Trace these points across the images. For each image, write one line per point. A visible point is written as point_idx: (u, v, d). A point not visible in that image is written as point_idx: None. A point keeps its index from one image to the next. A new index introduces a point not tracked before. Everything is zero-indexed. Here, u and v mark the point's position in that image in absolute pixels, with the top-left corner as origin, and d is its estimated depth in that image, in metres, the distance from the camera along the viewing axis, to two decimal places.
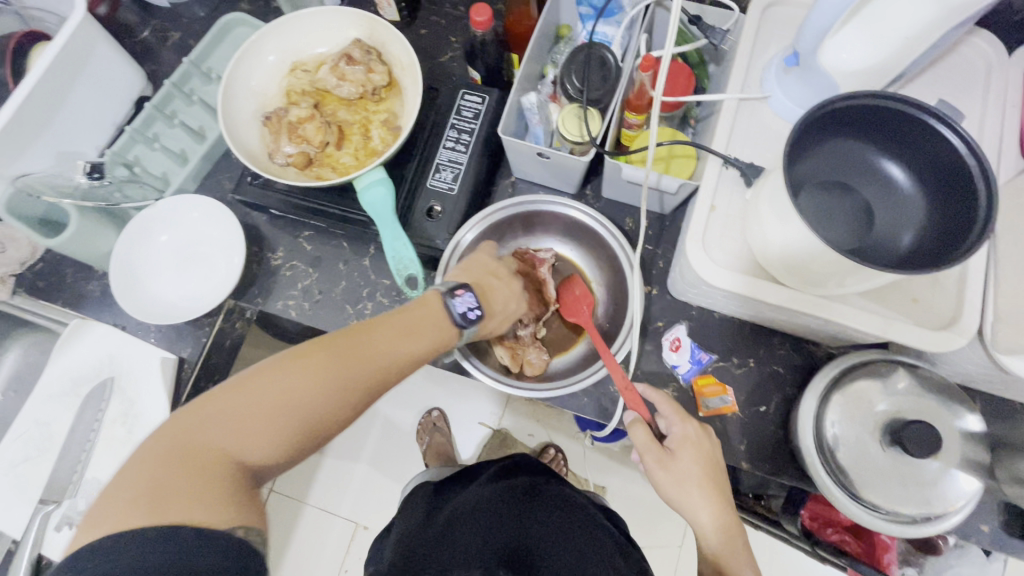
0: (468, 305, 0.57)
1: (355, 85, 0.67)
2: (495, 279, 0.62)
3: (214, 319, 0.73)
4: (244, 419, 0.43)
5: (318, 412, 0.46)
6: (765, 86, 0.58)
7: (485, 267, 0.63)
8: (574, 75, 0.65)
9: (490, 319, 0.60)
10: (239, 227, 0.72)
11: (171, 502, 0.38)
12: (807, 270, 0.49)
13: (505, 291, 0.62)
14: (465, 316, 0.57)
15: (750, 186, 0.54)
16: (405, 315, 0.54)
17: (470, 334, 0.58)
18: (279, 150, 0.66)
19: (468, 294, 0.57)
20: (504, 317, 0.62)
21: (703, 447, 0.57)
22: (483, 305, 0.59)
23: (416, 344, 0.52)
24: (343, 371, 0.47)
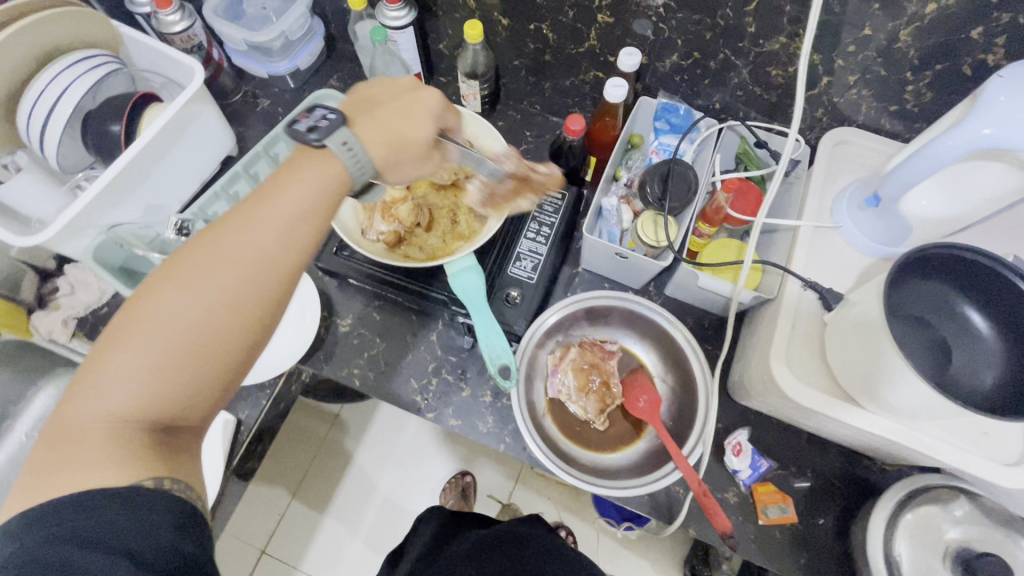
0: (315, 119, 0.45)
1: (448, 172, 0.71)
2: (371, 92, 0.51)
3: (277, 381, 0.73)
4: (115, 360, 0.38)
5: (199, 326, 0.39)
6: (836, 217, 0.63)
7: (354, 100, 0.51)
8: (653, 184, 0.71)
9: (367, 124, 0.47)
10: (314, 291, 0.73)
11: (64, 472, 0.38)
12: (888, 399, 0.52)
13: (381, 100, 0.51)
14: (322, 125, 0.45)
15: (830, 310, 0.58)
16: (271, 176, 0.44)
17: (351, 146, 0.45)
18: (372, 226, 0.69)
19: (311, 109, 0.46)
20: (398, 125, 0.49)
21: None
22: (350, 120, 0.48)
23: (297, 209, 0.42)
24: (211, 275, 0.39)
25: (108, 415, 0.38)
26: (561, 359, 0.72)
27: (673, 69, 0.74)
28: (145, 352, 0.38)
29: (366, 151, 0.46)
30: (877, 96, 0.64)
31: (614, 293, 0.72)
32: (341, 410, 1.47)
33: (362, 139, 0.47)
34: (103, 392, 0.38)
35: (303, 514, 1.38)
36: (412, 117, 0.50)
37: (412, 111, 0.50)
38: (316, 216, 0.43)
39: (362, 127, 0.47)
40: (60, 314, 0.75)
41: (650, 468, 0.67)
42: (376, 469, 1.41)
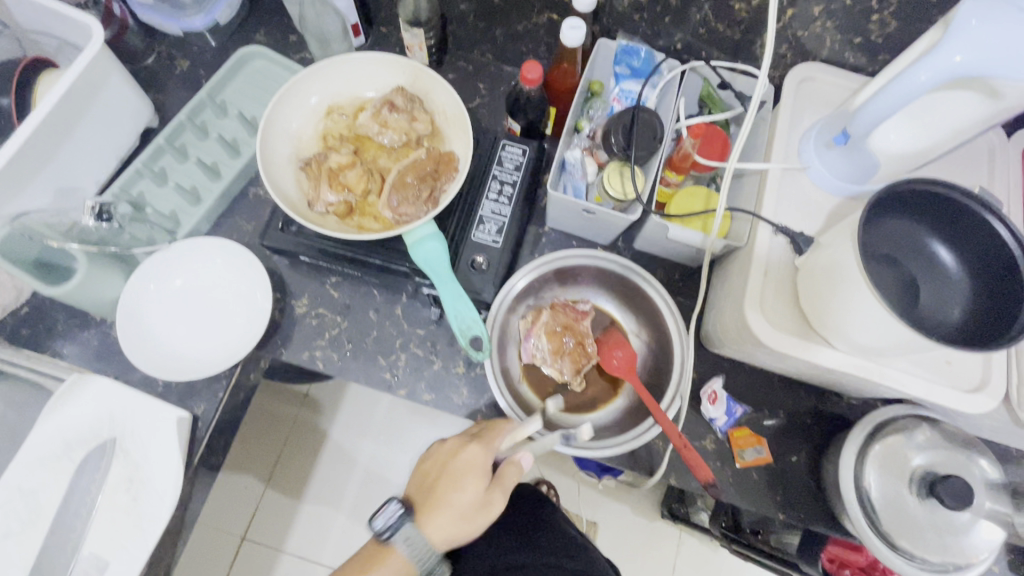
0: (388, 518, 0.61)
1: (398, 133, 0.66)
2: (427, 467, 0.65)
3: (232, 371, 0.69)
4: None
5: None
6: (803, 157, 0.61)
7: (443, 456, 0.64)
8: (618, 134, 0.67)
9: (436, 513, 0.60)
10: (264, 273, 0.67)
11: None
12: (859, 338, 0.52)
13: (441, 465, 0.63)
14: (388, 527, 0.61)
15: (800, 254, 0.57)
16: (412, 498, 0.63)
17: (408, 537, 0.60)
18: (319, 198, 0.63)
19: (386, 508, 0.62)
20: (459, 485, 0.61)
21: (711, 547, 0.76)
22: (415, 504, 0.63)
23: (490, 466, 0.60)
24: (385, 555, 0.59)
25: None
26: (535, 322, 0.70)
27: (631, 8, 0.69)
28: None
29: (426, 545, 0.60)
30: (841, 29, 0.62)
31: (583, 252, 0.70)
32: (309, 390, 1.42)
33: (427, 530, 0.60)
34: None
35: (281, 497, 1.35)
36: (468, 491, 0.60)
37: (456, 474, 0.61)
38: None
39: (428, 530, 0.60)
40: None
41: (628, 427, 0.66)
42: (350, 445, 1.39)
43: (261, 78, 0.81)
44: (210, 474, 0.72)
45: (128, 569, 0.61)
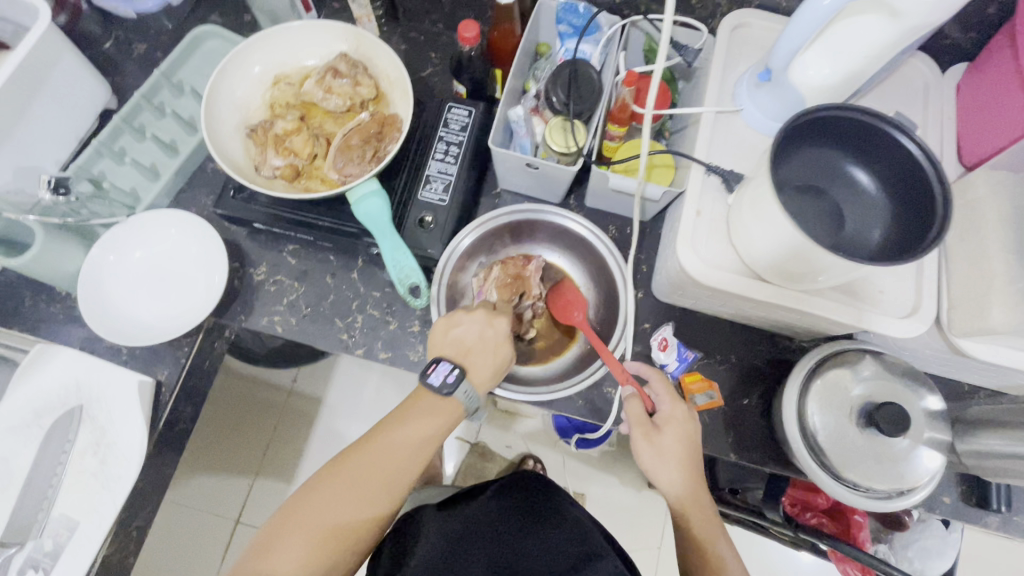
0: (444, 375, 0.60)
1: (342, 97, 0.67)
2: (458, 332, 0.62)
3: (194, 338, 0.71)
4: (288, 545, 0.52)
5: (343, 518, 0.54)
6: (738, 100, 0.62)
7: (480, 334, 0.63)
8: (558, 91, 0.68)
9: (481, 362, 0.62)
10: (220, 243, 0.69)
11: (279, 552, 0.52)
12: (788, 266, 0.53)
13: (476, 336, 0.63)
14: (447, 383, 0.60)
15: (731, 192, 0.59)
16: (448, 355, 0.61)
17: (468, 389, 0.61)
18: (266, 163, 0.66)
19: (440, 366, 0.60)
20: (492, 351, 0.63)
21: (687, 428, 0.60)
22: (462, 361, 0.61)
23: (408, 446, 0.58)
24: (376, 468, 0.56)
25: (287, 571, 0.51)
26: (483, 278, 0.71)
27: None
28: (314, 548, 0.52)
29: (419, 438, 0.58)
30: None
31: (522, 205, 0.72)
32: (297, 374, 1.42)
33: (414, 424, 0.59)
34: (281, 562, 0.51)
35: (272, 482, 1.35)
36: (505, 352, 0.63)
37: (435, 409, 0.60)
38: (417, 456, 0.58)
39: (415, 424, 0.59)
40: None
41: (576, 373, 0.69)
42: (339, 427, 1.39)
43: (217, 57, 0.83)
44: (179, 441, 0.73)
45: (98, 528, 0.63)
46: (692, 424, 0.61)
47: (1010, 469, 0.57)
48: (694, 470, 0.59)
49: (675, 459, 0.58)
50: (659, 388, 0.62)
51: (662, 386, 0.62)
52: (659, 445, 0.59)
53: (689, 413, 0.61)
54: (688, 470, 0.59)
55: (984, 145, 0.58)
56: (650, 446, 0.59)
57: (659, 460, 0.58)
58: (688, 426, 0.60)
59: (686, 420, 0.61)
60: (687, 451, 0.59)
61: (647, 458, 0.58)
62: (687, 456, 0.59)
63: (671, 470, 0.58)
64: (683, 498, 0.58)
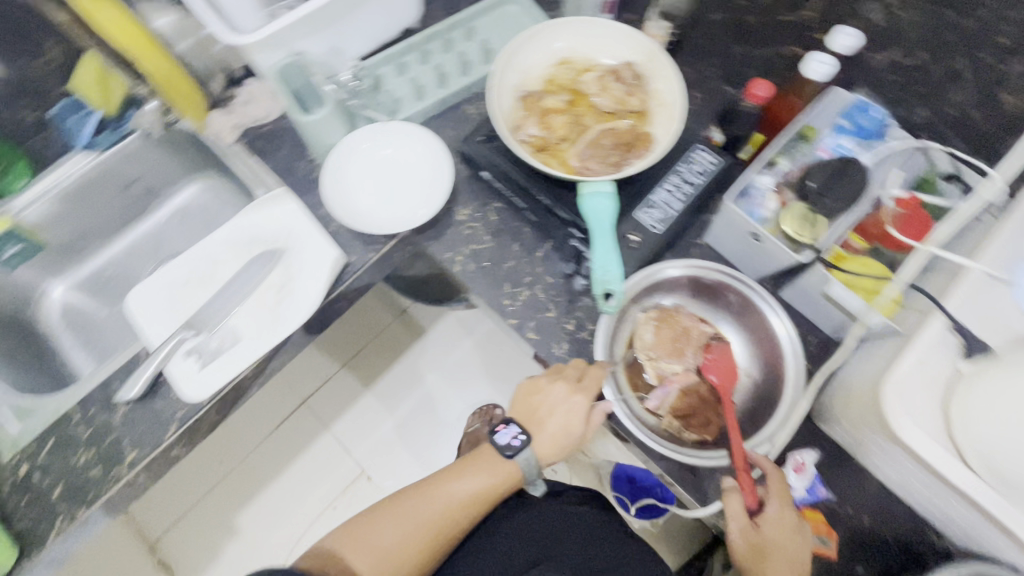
0: (512, 436, 0.68)
1: (613, 100, 0.72)
2: (535, 399, 0.69)
3: (388, 241, 0.78)
4: (380, 527, 0.63)
5: (424, 520, 0.64)
6: (1017, 272, 0.56)
7: (571, 407, 0.66)
8: (818, 178, 0.66)
9: (541, 432, 0.67)
10: (452, 177, 0.76)
11: (372, 531, 0.63)
12: (1009, 470, 0.48)
13: (550, 405, 0.67)
14: (512, 445, 0.67)
15: (969, 359, 0.54)
16: (519, 418, 0.70)
17: (528, 458, 0.67)
18: (525, 127, 0.72)
19: (510, 426, 0.68)
20: (569, 422, 0.67)
21: (791, 534, 0.58)
22: (528, 429, 0.68)
23: (472, 489, 0.66)
24: (450, 498, 0.65)
25: (381, 546, 0.62)
26: (650, 316, 0.72)
27: None
28: (404, 537, 0.63)
29: (486, 481, 0.66)
30: None
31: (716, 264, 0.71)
32: (408, 307, 1.50)
33: (486, 466, 0.67)
34: (376, 538, 0.62)
35: (347, 387, 1.45)
36: (574, 420, 0.66)
37: (497, 461, 0.68)
38: (482, 496, 0.66)
39: (480, 468, 0.67)
40: (232, 120, 0.84)
41: (697, 446, 0.67)
42: (420, 370, 1.46)
43: (510, 20, 0.91)
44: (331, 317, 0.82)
45: (252, 352, 0.72)
46: (799, 534, 0.59)
47: None
48: None
49: (777, 565, 0.57)
50: (772, 485, 0.61)
51: (776, 481, 0.61)
52: (763, 547, 0.58)
53: (794, 518, 0.59)
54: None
55: None
56: (748, 545, 0.58)
57: (753, 560, 0.58)
58: (792, 535, 0.58)
59: (792, 529, 0.59)
60: (790, 562, 0.57)
61: (749, 562, 0.58)
62: (789, 566, 0.57)
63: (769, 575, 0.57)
64: None
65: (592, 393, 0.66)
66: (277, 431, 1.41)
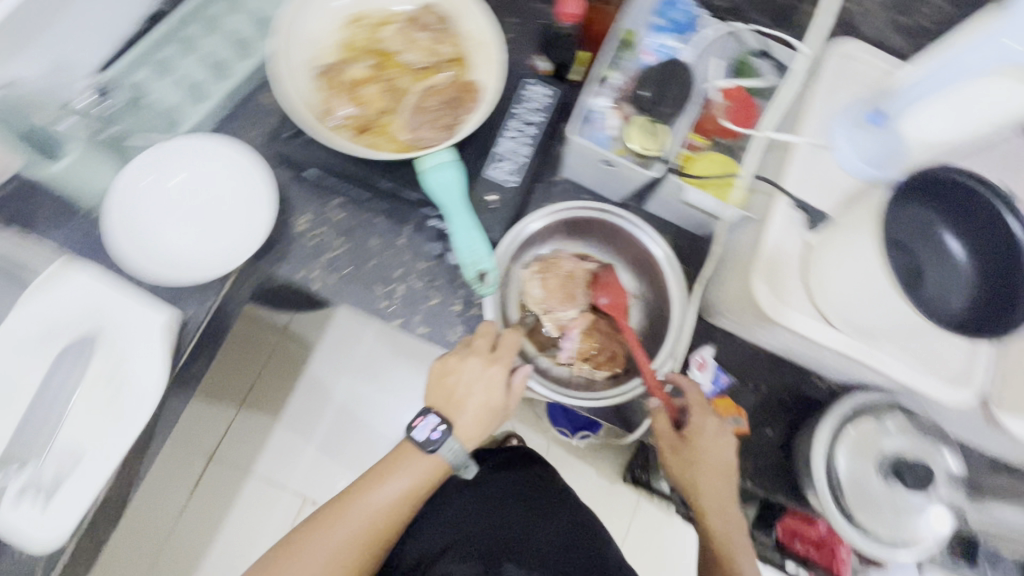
0: (431, 428, 0.62)
1: (423, 53, 0.64)
2: (450, 381, 0.63)
3: (225, 281, 0.67)
4: (303, 557, 0.58)
5: (351, 535, 0.60)
6: (833, 135, 0.60)
7: (486, 381, 0.62)
8: (649, 86, 0.66)
9: (465, 415, 0.63)
10: (274, 190, 0.65)
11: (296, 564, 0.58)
12: (864, 315, 0.53)
13: (466, 384, 0.62)
14: (433, 438, 0.62)
15: (814, 230, 0.58)
16: (435, 405, 0.64)
17: (453, 448, 0.62)
18: (333, 110, 0.62)
19: (429, 418, 0.63)
20: (488, 397, 0.63)
21: (715, 446, 0.61)
22: (448, 417, 0.63)
23: (396, 494, 0.61)
24: (376, 507, 0.61)
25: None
26: (532, 271, 0.70)
27: None
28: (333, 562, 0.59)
29: (411, 482, 0.62)
30: None
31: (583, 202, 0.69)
32: (290, 320, 1.36)
33: (410, 467, 0.62)
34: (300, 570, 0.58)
35: (254, 424, 1.32)
36: (495, 395, 0.63)
37: (419, 458, 0.62)
38: (411, 498, 0.62)
39: (404, 469, 0.62)
40: None
41: (611, 380, 0.68)
42: (328, 379, 1.36)
43: None
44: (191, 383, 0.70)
45: (104, 462, 0.60)
46: (724, 446, 0.61)
47: None
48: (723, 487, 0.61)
49: (703, 475, 0.60)
50: (695, 405, 0.63)
51: (698, 400, 0.63)
52: (693, 455, 0.61)
53: (720, 432, 0.62)
54: (715, 485, 0.61)
55: None
56: (676, 459, 0.62)
57: (684, 468, 0.62)
58: (719, 442, 0.61)
59: (717, 436, 0.61)
60: (716, 465, 0.60)
61: (681, 471, 0.62)
62: (717, 474, 0.60)
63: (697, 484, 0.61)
64: (711, 510, 0.61)
65: (508, 363, 0.63)
66: (193, 497, 1.28)
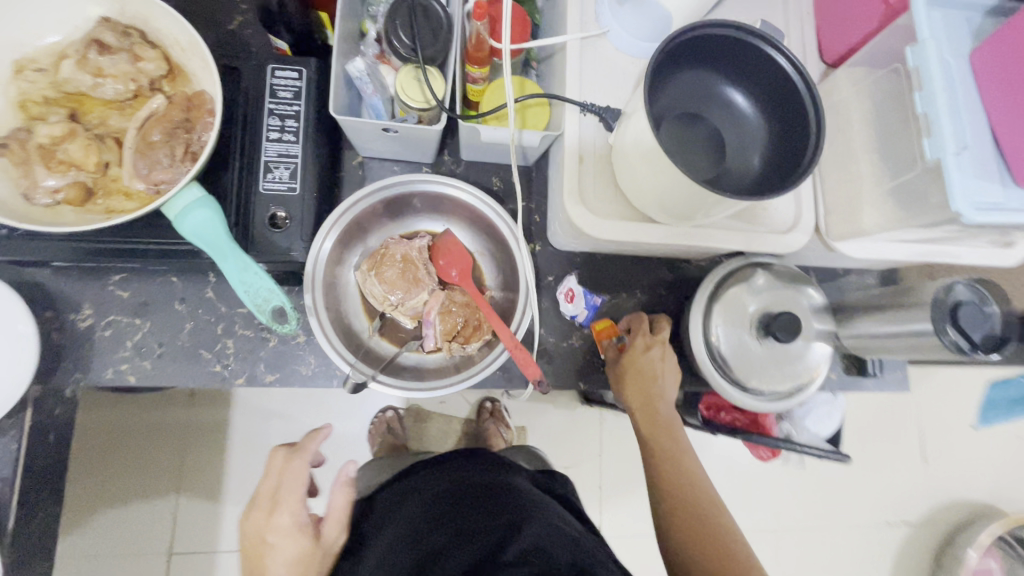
0: None
1: (123, 81, 0.52)
2: (251, 547, 0.56)
3: (20, 416, 0.56)
4: None
5: None
6: (602, 21, 0.56)
7: (274, 531, 0.55)
8: (399, 32, 0.57)
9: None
10: (17, 297, 0.55)
11: None
12: (680, 206, 0.50)
13: (260, 546, 0.55)
14: None
15: (611, 130, 0.54)
16: None
17: None
18: (37, 187, 0.50)
19: None
20: (288, 552, 0.54)
21: (653, 364, 0.64)
22: None
23: None
24: None
25: None
26: (365, 271, 0.64)
27: None
28: None
29: None
30: None
31: (383, 182, 0.61)
32: None
33: None
34: None
35: None
36: (294, 546, 0.54)
37: None
38: None
39: None
40: None
41: (486, 348, 0.64)
42: None
43: None
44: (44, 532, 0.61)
45: None
46: (660, 363, 0.64)
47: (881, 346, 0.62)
48: (655, 401, 0.64)
49: (639, 389, 0.64)
50: (636, 329, 0.67)
51: (638, 326, 0.67)
52: (635, 376, 0.64)
53: (657, 352, 0.65)
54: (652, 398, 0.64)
55: (843, 40, 0.56)
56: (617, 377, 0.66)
57: (635, 394, 0.64)
58: (650, 355, 0.64)
59: (646, 350, 0.64)
60: (649, 379, 0.64)
61: (633, 399, 0.64)
62: (651, 387, 0.64)
63: (636, 398, 0.64)
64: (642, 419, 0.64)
65: (293, 504, 0.56)
66: None
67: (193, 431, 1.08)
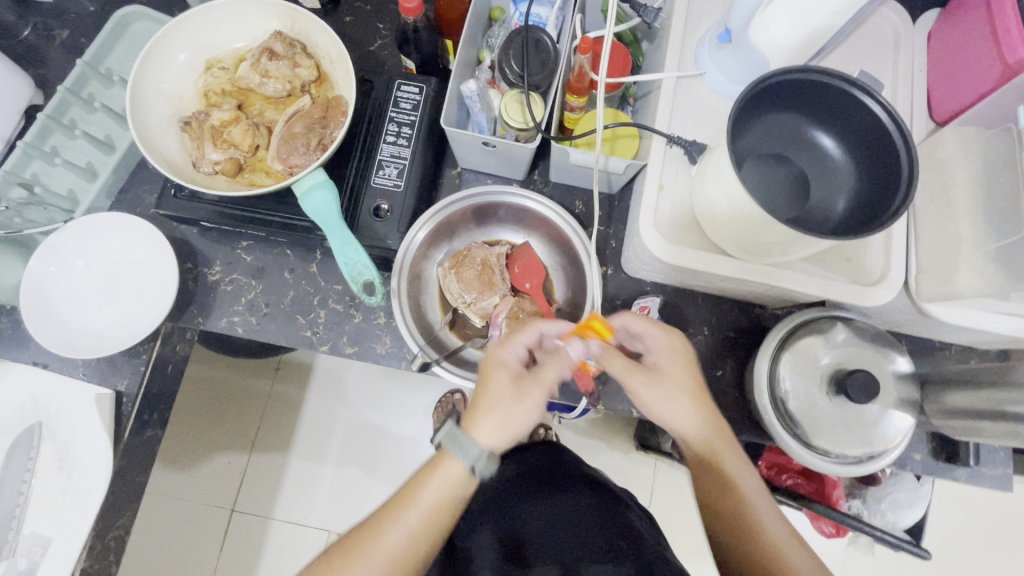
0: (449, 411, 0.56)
1: (281, 82, 0.63)
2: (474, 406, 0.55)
3: (151, 344, 0.68)
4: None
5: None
6: (700, 63, 0.59)
7: (494, 371, 0.53)
8: (511, 61, 0.64)
9: (491, 410, 0.50)
10: (166, 242, 0.66)
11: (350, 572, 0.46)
12: (755, 244, 0.50)
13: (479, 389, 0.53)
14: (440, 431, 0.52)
15: (695, 164, 0.56)
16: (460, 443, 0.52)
17: (454, 429, 0.50)
18: (204, 159, 0.62)
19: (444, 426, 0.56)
20: (496, 377, 0.52)
21: (685, 358, 0.55)
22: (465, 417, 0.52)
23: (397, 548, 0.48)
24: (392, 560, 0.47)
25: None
26: (447, 268, 0.69)
27: None
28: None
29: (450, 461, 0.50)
30: None
31: (475, 191, 0.68)
32: None
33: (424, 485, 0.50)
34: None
35: None
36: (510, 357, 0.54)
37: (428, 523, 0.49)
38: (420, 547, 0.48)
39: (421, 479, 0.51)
40: None
41: None
42: None
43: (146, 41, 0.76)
44: None
45: (71, 542, 0.62)
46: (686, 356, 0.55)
47: (973, 427, 0.57)
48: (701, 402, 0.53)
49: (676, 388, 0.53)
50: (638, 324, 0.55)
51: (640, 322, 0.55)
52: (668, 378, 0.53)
53: (680, 347, 0.55)
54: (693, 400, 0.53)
55: (954, 99, 0.55)
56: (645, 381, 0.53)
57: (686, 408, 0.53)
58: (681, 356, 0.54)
59: (683, 350, 0.55)
60: (696, 383, 0.54)
61: (684, 411, 0.53)
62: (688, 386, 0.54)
63: (681, 405, 0.53)
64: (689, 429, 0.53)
65: (519, 340, 0.55)
66: None
67: (274, 396, 1.19)
